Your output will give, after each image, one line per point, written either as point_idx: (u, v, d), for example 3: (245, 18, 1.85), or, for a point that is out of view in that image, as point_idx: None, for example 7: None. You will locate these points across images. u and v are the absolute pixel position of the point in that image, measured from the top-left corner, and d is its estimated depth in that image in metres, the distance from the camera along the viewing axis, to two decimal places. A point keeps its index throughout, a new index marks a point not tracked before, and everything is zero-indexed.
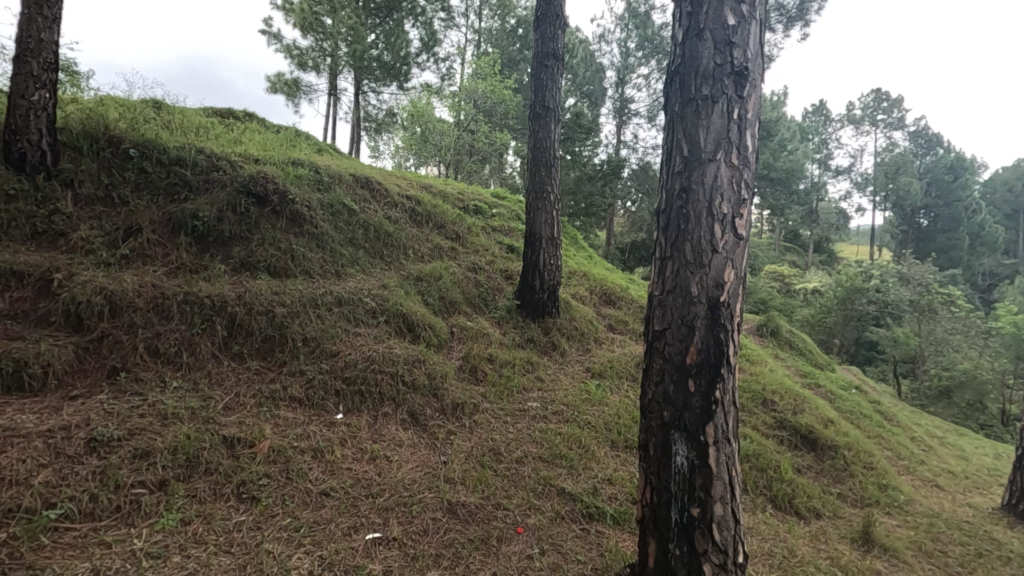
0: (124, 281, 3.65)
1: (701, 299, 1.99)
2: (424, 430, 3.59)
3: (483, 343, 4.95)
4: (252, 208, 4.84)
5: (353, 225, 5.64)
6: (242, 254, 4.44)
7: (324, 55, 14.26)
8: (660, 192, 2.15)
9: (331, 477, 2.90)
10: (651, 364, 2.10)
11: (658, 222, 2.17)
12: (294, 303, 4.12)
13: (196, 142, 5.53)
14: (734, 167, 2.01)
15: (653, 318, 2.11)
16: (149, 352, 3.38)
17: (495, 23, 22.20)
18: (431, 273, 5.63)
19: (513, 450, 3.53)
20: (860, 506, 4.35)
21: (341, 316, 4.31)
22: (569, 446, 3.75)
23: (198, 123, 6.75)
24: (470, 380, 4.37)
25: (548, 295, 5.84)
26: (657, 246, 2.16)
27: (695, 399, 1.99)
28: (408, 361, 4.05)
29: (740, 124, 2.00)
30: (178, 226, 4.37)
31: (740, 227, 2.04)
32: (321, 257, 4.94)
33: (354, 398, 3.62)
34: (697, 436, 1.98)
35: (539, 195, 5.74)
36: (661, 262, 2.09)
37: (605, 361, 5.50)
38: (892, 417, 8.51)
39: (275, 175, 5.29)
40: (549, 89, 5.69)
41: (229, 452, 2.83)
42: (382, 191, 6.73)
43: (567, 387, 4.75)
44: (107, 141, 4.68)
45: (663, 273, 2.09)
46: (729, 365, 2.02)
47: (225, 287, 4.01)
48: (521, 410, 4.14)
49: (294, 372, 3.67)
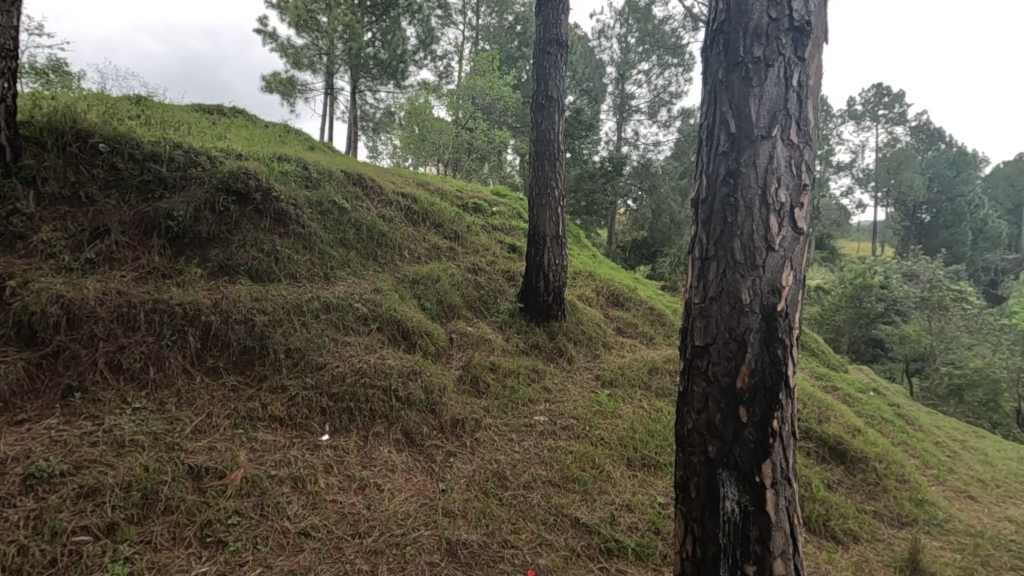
0: (85, 289, 3.27)
1: (754, 309, 1.62)
2: (421, 452, 3.22)
3: (485, 351, 4.58)
4: (233, 207, 4.44)
5: (344, 224, 5.26)
6: (221, 256, 4.06)
7: (320, 54, 13.90)
8: (699, 179, 1.78)
9: (312, 512, 2.52)
10: (692, 388, 1.73)
11: (697, 214, 1.80)
12: (277, 311, 3.74)
13: (175, 137, 5.13)
14: (792, 146, 1.63)
15: (693, 332, 1.75)
16: (111, 368, 3.01)
17: (493, 20, 21.72)
18: (429, 275, 5.25)
19: (520, 474, 3.16)
20: (898, 526, 3.99)
21: (329, 323, 3.93)
22: (583, 466, 3.37)
23: (180, 119, 6.35)
24: (472, 393, 4.00)
25: (554, 297, 5.46)
26: (695, 245, 1.79)
27: (749, 432, 1.61)
28: (403, 373, 3.67)
29: (799, 93, 1.62)
30: (151, 227, 4.00)
31: (799, 220, 1.66)
32: (308, 259, 4.57)
33: (342, 416, 3.24)
34: (752, 476, 1.61)
35: (542, 191, 5.38)
36: (701, 263, 1.73)
37: (615, 368, 5.14)
38: (912, 420, 8.14)
39: (258, 172, 4.89)
40: (552, 78, 5.32)
41: (195, 486, 2.46)
42: (376, 188, 6.35)
43: (577, 398, 4.38)
44: (75, 135, 4.24)
45: (705, 279, 1.72)
46: (789, 389, 1.65)
47: (200, 293, 3.63)
48: (527, 426, 3.77)
49: (274, 388, 3.29)
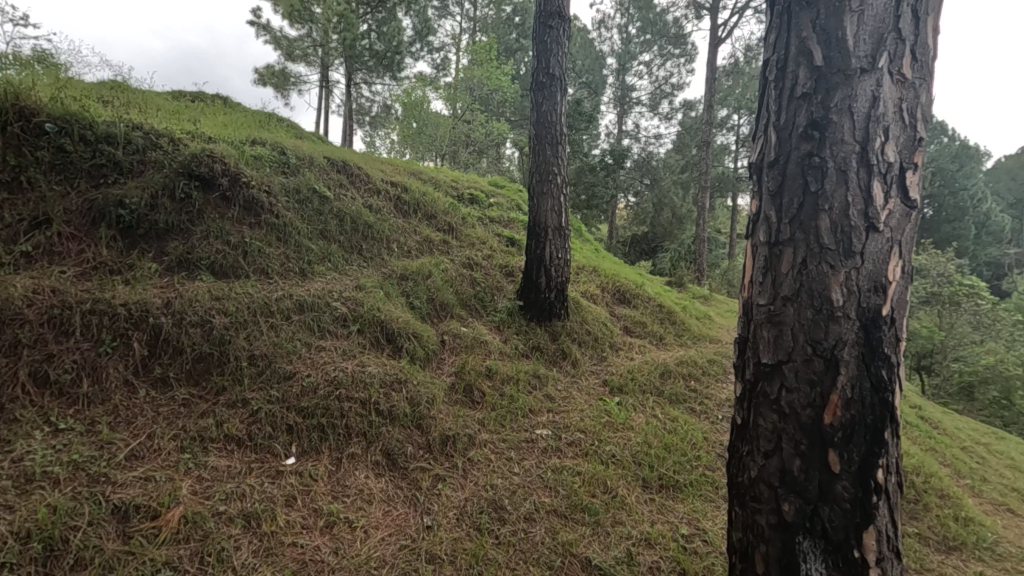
0: (10, 287, 2.78)
1: (849, 313, 1.16)
2: (404, 477, 2.75)
3: (481, 354, 4.11)
4: (196, 193, 3.93)
5: (325, 215, 4.75)
6: (180, 249, 3.58)
7: (314, 46, 13.47)
8: (764, 133, 1.31)
9: (265, 562, 2.06)
10: (757, 424, 1.27)
11: (762, 182, 1.32)
12: (240, 312, 3.25)
13: (138, 118, 4.62)
14: (904, 83, 1.15)
15: (757, 347, 1.28)
16: (35, 382, 2.54)
17: (491, 11, 20.95)
18: (419, 270, 4.76)
19: (521, 503, 2.70)
20: (945, 550, 3.54)
21: (302, 325, 3.45)
22: (592, 491, 2.91)
23: (150, 103, 5.83)
24: (465, 404, 3.53)
25: (556, 294, 4.99)
26: (757, 225, 1.32)
27: (843, 487, 1.15)
28: (385, 383, 3.20)
29: (915, 5, 1.14)
30: (99, 216, 3.51)
31: (912, 188, 1.18)
32: (282, 253, 4.08)
33: (313, 435, 2.77)
34: (848, 549, 1.15)
35: (543, 178, 4.92)
36: (768, 249, 1.27)
37: (624, 372, 4.67)
38: (935, 423, 7.67)
39: (225, 154, 4.38)
40: (554, 54, 4.84)
41: (119, 530, 2.01)
42: (363, 177, 5.87)
43: (583, 407, 3.92)
44: (17, 113, 3.57)
45: (775, 273, 1.25)
46: (896, 426, 1.18)
47: (149, 292, 3.14)
48: (528, 442, 3.31)
49: (232, 402, 2.81)
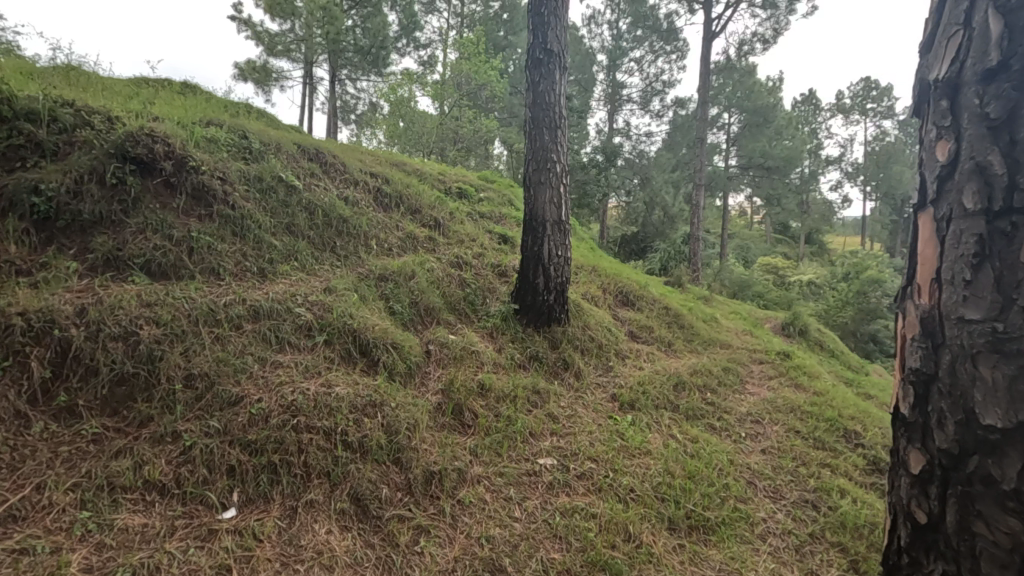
0: None
1: None
2: (377, 531, 2.17)
3: (472, 367, 3.54)
4: (133, 177, 3.32)
5: (291, 207, 4.16)
6: (108, 245, 2.97)
7: (298, 42, 12.75)
8: (981, 71, 1.20)
9: None
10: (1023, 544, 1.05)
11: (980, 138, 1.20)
12: (176, 322, 2.64)
13: (72, 95, 3.97)
14: None
15: (987, 404, 1.13)
16: None
17: (478, 7, 20.34)
18: (401, 269, 4.19)
19: (525, 564, 2.15)
20: None
21: (255, 337, 2.85)
22: (612, 541, 2.37)
23: (97, 82, 5.16)
24: (454, 429, 2.96)
25: (555, 297, 4.44)
26: (977, 193, 1.19)
27: None
28: (356, 407, 2.61)
29: None
30: (9, 205, 2.89)
31: None
32: (237, 249, 3.48)
33: (263, 478, 2.19)
34: None
35: (540, 166, 4.38)
36: (991, 206, 1.14)
37: (635, 384, 4.13)
38: None
39: (170, 135, 3.75)
40: (553, 28, 4.30)
41: None
42: (338, 167, 5.29)
43: (592, 428, 3.38)
44: None
45: (1004, 242, 1.12)
46: None
47: (59, 297, 2.53)
48: (530, 476, 2.76)
49: (158, 437, 2.21)
